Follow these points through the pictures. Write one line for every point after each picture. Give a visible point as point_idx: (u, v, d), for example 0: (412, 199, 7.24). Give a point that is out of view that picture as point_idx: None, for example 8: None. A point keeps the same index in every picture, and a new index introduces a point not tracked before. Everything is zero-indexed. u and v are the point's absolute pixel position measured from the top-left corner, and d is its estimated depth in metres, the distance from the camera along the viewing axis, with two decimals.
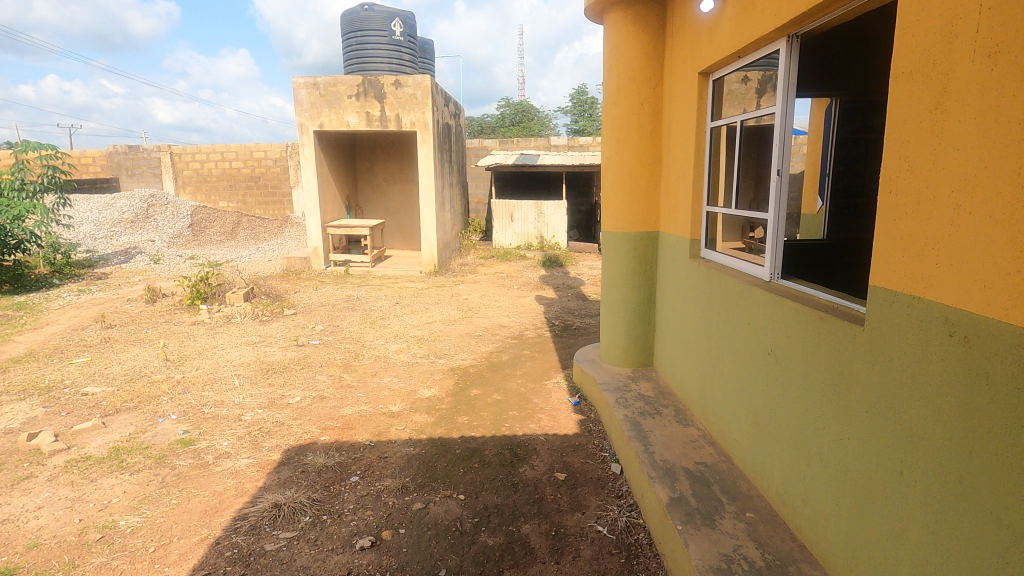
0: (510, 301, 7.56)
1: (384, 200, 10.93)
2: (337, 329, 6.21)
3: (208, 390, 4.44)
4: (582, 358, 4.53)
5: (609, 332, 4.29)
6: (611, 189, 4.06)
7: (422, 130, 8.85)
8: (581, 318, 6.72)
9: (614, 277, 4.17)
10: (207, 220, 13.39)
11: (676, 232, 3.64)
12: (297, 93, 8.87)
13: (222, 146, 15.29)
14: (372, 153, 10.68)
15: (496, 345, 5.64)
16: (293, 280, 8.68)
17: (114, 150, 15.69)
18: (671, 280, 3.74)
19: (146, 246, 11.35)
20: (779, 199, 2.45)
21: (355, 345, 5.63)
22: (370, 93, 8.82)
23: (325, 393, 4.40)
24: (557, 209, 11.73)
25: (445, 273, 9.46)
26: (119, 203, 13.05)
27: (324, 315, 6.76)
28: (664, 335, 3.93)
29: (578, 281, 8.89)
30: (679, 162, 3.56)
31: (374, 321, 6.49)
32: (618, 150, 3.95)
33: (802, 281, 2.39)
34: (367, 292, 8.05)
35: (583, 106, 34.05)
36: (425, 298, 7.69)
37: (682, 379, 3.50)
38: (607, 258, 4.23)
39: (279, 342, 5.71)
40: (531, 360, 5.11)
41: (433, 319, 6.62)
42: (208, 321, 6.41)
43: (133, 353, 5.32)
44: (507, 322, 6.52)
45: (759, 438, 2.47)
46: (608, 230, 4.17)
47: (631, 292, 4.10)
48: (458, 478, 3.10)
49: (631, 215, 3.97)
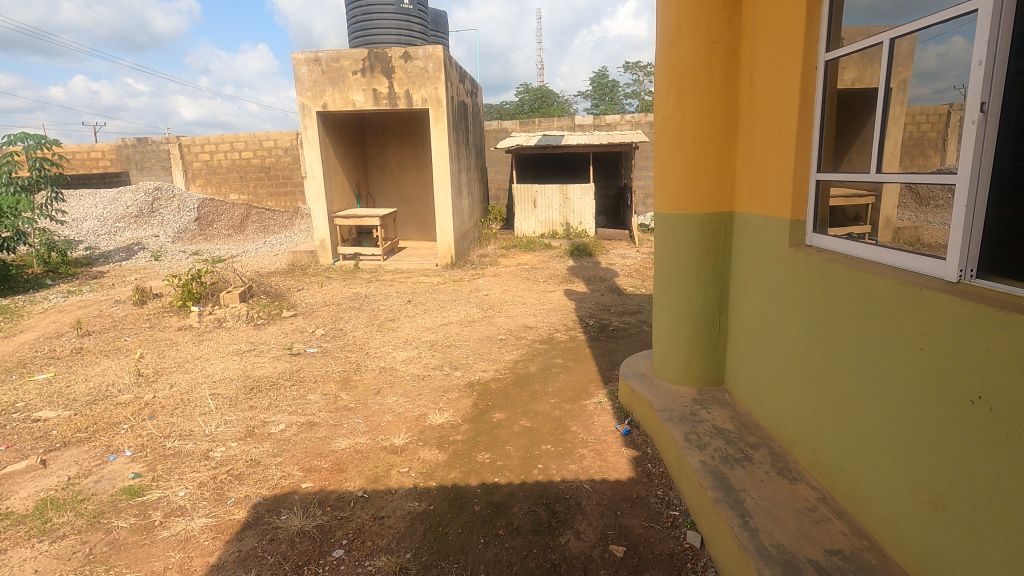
0: (536, 297, 6.70)
1: (397, 187, 10.13)
2: (339, 335, 5.41)
3: (176, 416, 3.68)
4: (629, 372, 3.64)
5: (663, 344, 3.42)
6: (667, 161, 3.17)
7: (435, 108, 8.00)
8: (619, 317, 5.80)
9: (670, 274, 3.29)
10: (214, 212, 12.70)
11: (763, 211, 2.70)
12: (296, 70, 8.07)
13: (231, 135, 14.65)
14: (384, 137, 9.87)
15: (523, 352, 4.77)
16: (299, 276, 7.95)
17: (122, 142, 15.18)
18: (752, 279, 2.85)
19: (149, 241, 10.77)
20: (983, 154, 1.50)
21: (358, 354, 4.83)
22: (377, 68, 7.96)
23: (316, 419, 3.61)
24: (583, 193, 10.79)
25: (464, 266, 8.62)
26: (124, 196, 12.48)
27: (327, 317, 6.00)
28: (741, 348, 3.03)
29: (611, 272, 7.96)
30: (767, 118, 2.63)
31: (382, 324, 5.70)
32: (677, 108, 3.04)
33: (1019, 285, 1.49)
34: (376, 289, 7.26)
35: (604, 90, 32.69)
36: (440, 295, 6.86)
37: (774, 410, 2.62)
38: (661, 249, 3.35)
39: (271, 351, 4.94)
40: (565, 372, 4.24)
41: (450, 320, 5.79)
42: (196, 326, 5.69)
43: (104, 366, 4.61)
44: (534, 322, 5.64)
45: (935, 527, 1.62)
46: (662, 214, 3.28)
47: (692, 293, 3.21)
48: (476, 555, 2.27)
49: (694, 192, 3.07)
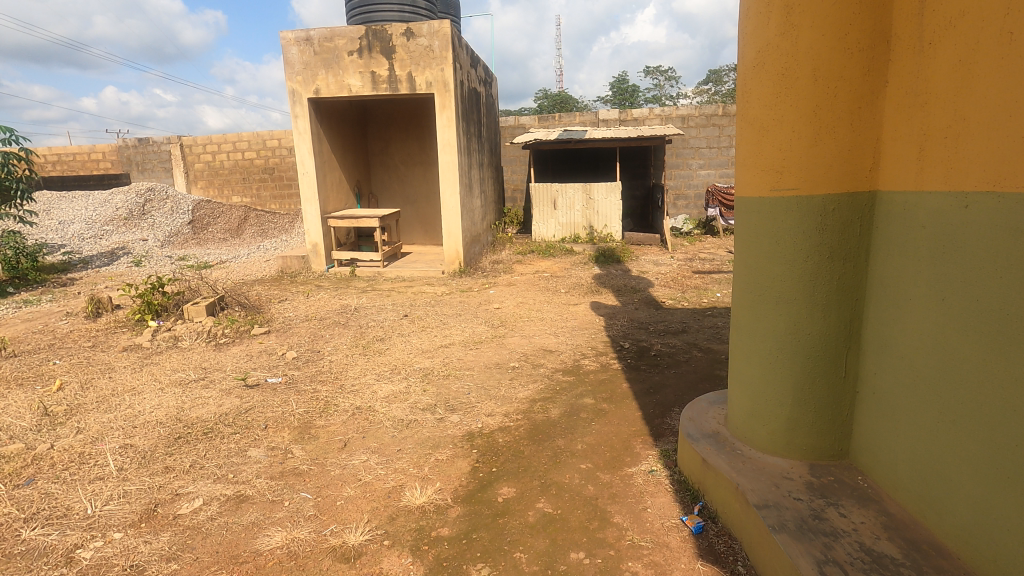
0: (557, 311, 5.61)
1: (402, 185, 9.14)
2: (313, 361, 4.34)
3: (60, 483, 2.64)
4: (695, 432, 2.51)
5: (749, 393, 2.30)
6: (761, 117, 2.07)
7: (441, 93, 6.99)
8: (661, 340, 4.67)
9: (762, 289, 2.17)
10: (210, 215, 11.84)
11: (955, 185, 1.58)
12: (286, 51, 7.13)
13: (234, 135, 13.86)
14: (387, 130, 8.91)
15: (541, 388, 3.67)
16: (285, 285, 6.96)
17: (123, 143, 14.53)
18: (924, 303, 1.73)
19: (135, 246, 9.90)
20: None
21: (330, 388, 3.76)
22: (376, 47, 6.98)
23: (247, 492, 2.54)
24: (609, 192, 9.67)
25: (473, 273, 7.55)
26: (115, 198, 11.68)
27: (306, 335, 4.97)
28: (895, 411, 1.90)
29: (645, 281, 6.82)
30: (968, 21, 1.52)
31: (369, 346, 4.65)
32: (785, 33, 1.94)
33: None
34: (370, 300, 6.22)
35: (624, 94, 31.59)
36: (443, 308, 5.78)
37: (986, 533, 1.51)
38: (745, 253, 2.25)
39: (223, 382, 3.90)
40: (598, 420, 3.13)
41: (452, 341, 4.72)
42: (145, 347, 4.68)
43: (9, 401, 3.62)
44: (555, 346, 4.51)
45: None
46: (751, 199, 2.17)
47: (801, 322, 2.08)
48: None
49: (811, 162, 1.96)
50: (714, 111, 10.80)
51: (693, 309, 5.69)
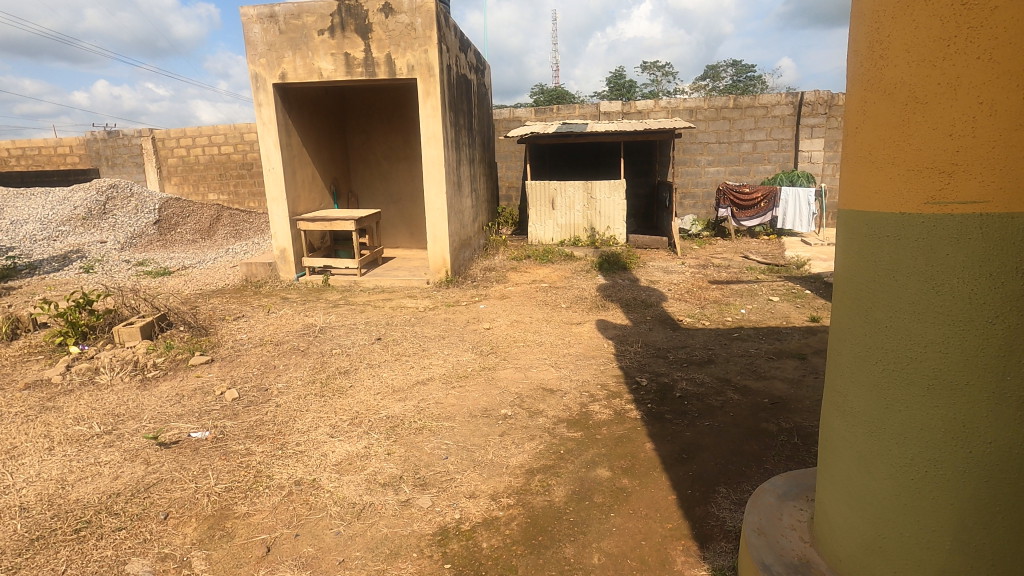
0: (558, 333, 4.77)
1: (384, 183, 8.29)
2: (255, 405, 3.48)
3: None
4: (771, 559, 1.70)
5: (868, 518, 1.49)
6: (913, 80, 1.26)
7: (425, 78, 6.13)
8: (684, 374, 3.85)
9: (898, 363, 1.36)
10: (179, 215, 10.93)
11: None
12: (248, 30, 6.26)
13: (209, 128, 12.92)
14: (369, 122, 8.06)
15: (541, 450, 2.84)
16: (245, 298, 6.08)
17: (92, 137, 13.63)
18: None
19: (91, 249, 9.00)
20: None
21: (266, 448, 2.90)
22: (349, 25, 6.10)
23: None
24: (613, 191, 8.82)
25: (462, 282, 6.69)
26: (75, 196, 10.77)
27: (255, 366, 4.11)
28: None
29: (656, 294, 5.99)
30: None
31: (328, 383, 3.79)
32: None
33: None
34: (341, 317, 5.37)
35: (621, 89, 30.70)
36: (425, 329, 4.93)
37: None
38: (866, 300, 1.43)
39: (131, 438, 3.03)
40: (619, 511, 2.30)
41: (431, 375, 3.87)
42: (54, 383, 3.81)
43: None
44: (557, 384, 3.67)
45: None
46: (883, 215, 1.36)
47: (975, 423, 1.27)
48: None
49: (1010, 157, 1.15)
50: (725, 103, 10.00)
51: (716, 330, 4.86)
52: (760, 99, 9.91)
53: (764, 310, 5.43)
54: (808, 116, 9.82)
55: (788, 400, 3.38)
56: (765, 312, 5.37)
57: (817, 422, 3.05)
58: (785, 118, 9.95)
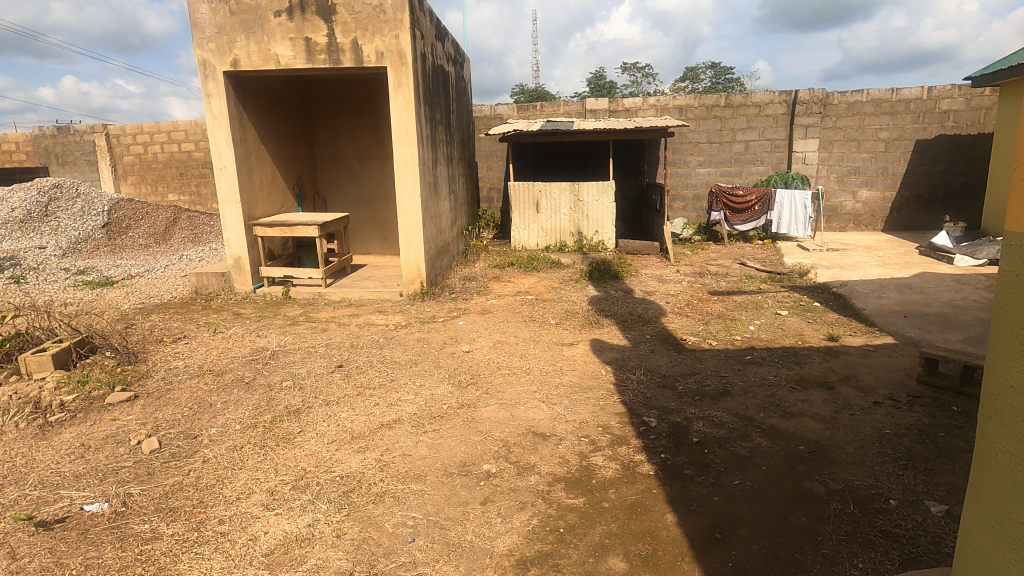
0: (547, 357, 4.16)
1: (354, 184, 7.60)
2: (178, 460, 2.80)
3: None
4: None
5: None
6: None
7: (396, 67, 5.48)
8: (699, 411, 3.25)
9: None
10: (131, 217, 10.05)
11: None
12: (194, 11, 5.54)
13: (167, 123, 12.02)
14: (337, 117, 7.37)
15: (535, 528, 2.22)
16: (191, 314, 5.35)
17: (40, 132, 12.61)
18: None
19: (27, 255, 8.12)
20: None
21: (177, 530, 2.23)
22: (310, 6, 5.42)
23: None
24: (601, 193, 8.25)
25: (439, 293, 6.05)
26: (13, 196, 9.83)
27: (187, 404, 3.42)
28: None
29: (654, 308, 5.42)
30: None
31: (271, 428, 3.11)
32: None
33: None
34: (299, 337, 4.68)
35: (603, 89, 30.20)
36: (394, 353, 4.27)
37: None
38: None
39: (1, 518, 2.33)
40: None
41: (398, 416, 3.22)
42: None
43: None
44: (551, 427, 3.05)
45: None
46: None
47: None
48: None
49: None
50: (716, 101, 9.52)
51: (725, 351, 4.30)
52: (753, 97, 9.45)
53: (774, 327, 4.89)
54: (803, 115, 9.38)
55: (828, 447, 2.80)
56: (776, 330, 4.83)
57: (870, 480, 2.48)
58: (779, 118, 9.51)
